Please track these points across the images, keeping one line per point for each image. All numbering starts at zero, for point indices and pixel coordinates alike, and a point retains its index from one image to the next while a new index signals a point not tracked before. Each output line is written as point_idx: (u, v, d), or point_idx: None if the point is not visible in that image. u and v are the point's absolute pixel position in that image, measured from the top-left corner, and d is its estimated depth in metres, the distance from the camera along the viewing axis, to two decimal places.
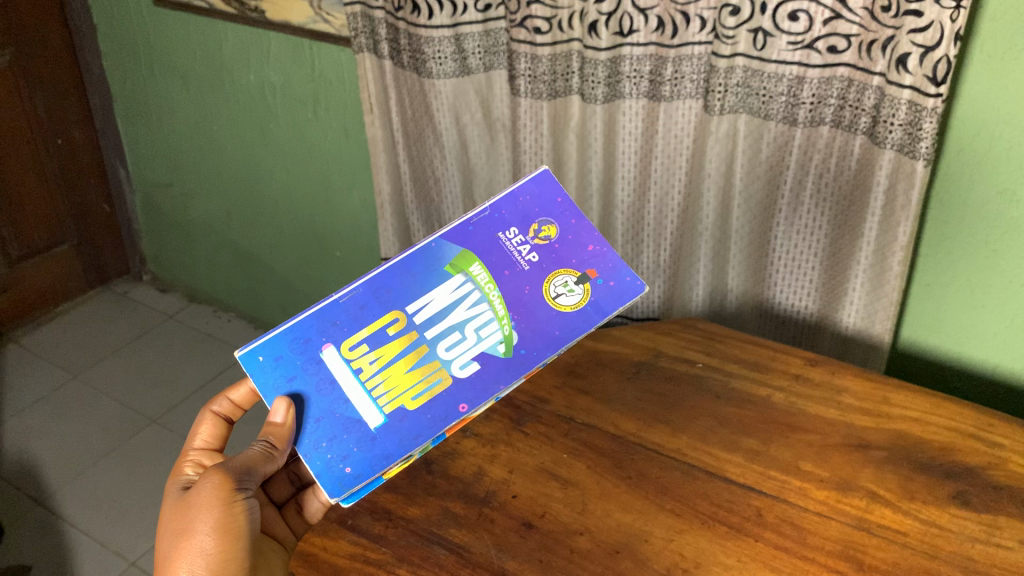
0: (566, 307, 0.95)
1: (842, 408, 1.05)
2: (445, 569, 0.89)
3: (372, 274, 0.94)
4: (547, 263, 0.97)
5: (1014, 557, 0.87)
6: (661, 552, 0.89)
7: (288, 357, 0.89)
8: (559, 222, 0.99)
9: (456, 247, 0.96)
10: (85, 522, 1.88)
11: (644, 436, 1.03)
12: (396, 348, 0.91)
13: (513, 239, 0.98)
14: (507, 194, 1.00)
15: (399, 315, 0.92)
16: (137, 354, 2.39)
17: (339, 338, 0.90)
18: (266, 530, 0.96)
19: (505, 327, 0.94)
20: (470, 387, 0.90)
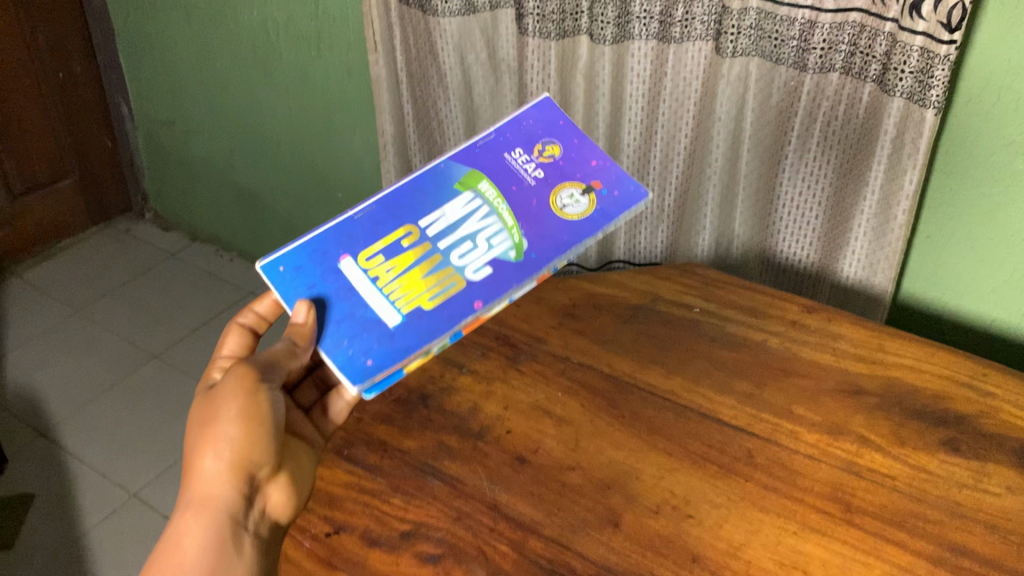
0: (574, 215, 0.95)
1: (836, 354, 1.06)
2: (439, 498, 0.90)
3: (384, 194, 0.95)
4: (552, 178, 0.98)
5: (1001, 503, 0.88)
6: (652, 489, 0.90)
7: (308, 266, 0.89)
8: (561, 142, 1.01)
9: (465, 167, 0.97)
10: (87, 454, 1.90)
11: (639, 377, 1.04)
12: (410, 256, 0.90)
13: (518, 158, 0.99)
14: (511, 120, 1.02)
15: (413, 228, 0.92)
16: (139, 290, 2.40)
17: (357, 250, 0.90)
18: (293, 429, 0.90)
19: (516, 235, 0.93)
20: (486, 286, 0.88)
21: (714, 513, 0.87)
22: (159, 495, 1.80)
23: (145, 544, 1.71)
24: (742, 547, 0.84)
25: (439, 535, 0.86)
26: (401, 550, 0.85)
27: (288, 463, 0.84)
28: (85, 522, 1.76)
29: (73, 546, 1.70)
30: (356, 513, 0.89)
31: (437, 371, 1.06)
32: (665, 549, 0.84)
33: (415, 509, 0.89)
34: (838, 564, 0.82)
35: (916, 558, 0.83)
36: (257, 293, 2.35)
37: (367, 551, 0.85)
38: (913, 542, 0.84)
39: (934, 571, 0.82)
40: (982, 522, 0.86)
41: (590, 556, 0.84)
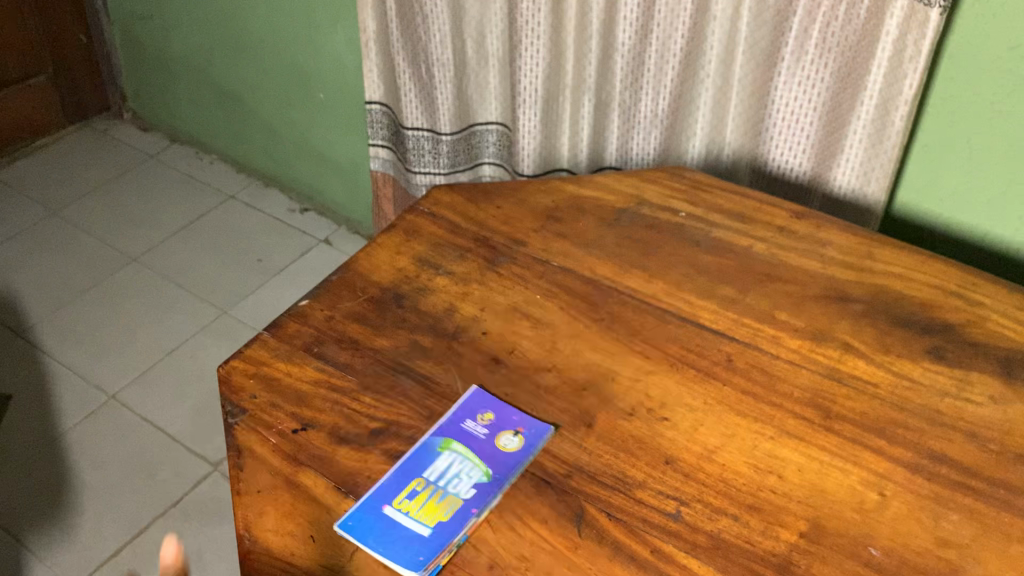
0: (527, 438, 0.84)
1: (823, 261, 1.03)
2: (410, 398, 0.87)
3: (382, 478, 0.79)
4: (504, 431, 0.84)
5: (983, 412, 0.86)
6: (628, 392, 0.88)
7: (365, 527, 0.75)
8: (497, 407, 0.87)
9: (441, 441, 0.83)
10: (64, 355, 1.83)
11: (620, 281, 1.01)
12: (425, 504, 0.78)
13: (474, 431, 0.84)
14: (463, 404, 0.87)
15: (419, 482, 0.79)
16: (118, 191, 2.29)
17: (382, 509, 0.77)
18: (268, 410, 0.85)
19: (505, 446, 0.83)
20: (497, 481, 0.80)
21: (690, 416, 0.86)
22: (139, 397, 1.74)
23: (125, 447, 1.65)
24: (717, 450, 0.83)
25: (408, 434, 0.84)
26: (369, 448, 0.83)
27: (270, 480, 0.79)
28: (64, 423, 1.69)
29: (52, 446, 1.64)
30: (324, 410, 0.86)
31: (412, 270, 1.02)
32: (639, 451, 0.83)
33: (385, 408, 0.86)
34: (813, 470, 0.81)
35: (892, 465, 0.82)
36: (238, 196, 2.27)
37: (335, 449, 0.82)
38: (891, 449, 0.83)
39: (911, 477, 0.81)
40: (962, 430, 0.84)
41: (563, 456, 0.82)
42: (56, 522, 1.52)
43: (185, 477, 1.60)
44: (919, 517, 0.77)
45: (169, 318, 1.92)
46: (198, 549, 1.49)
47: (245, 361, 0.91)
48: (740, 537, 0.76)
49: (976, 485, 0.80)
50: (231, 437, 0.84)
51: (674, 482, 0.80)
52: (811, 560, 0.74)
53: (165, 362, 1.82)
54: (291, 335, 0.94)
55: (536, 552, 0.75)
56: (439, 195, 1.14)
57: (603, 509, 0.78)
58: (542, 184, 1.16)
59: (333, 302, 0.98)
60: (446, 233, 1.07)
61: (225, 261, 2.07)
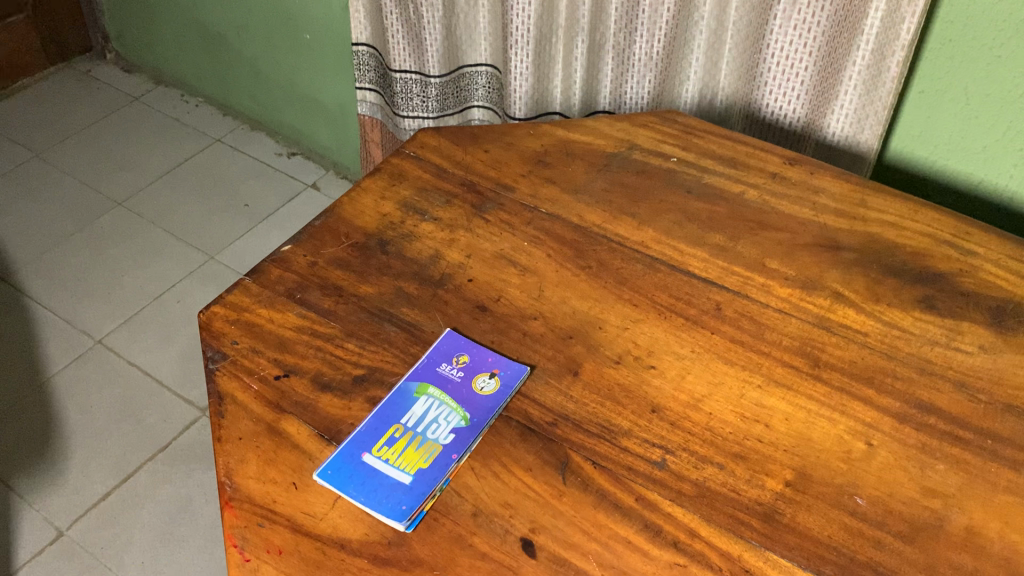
0: (503, 378, 0.83)
1: (816, 209, 1.01)
2: (394, 345, 0.86)
3: (358, 428, 0.79)
4: (480, 374, 0.84)
5: (972, 361, 0.85)
6: (615, 340, 0.87)
7: (344, 477, 0.75)
8: (471, 348, 0.86)
9: (417, 388, 0.82)
10: (50, 300, 1.81)
11: (609, 228, 0.99)
12: (404, 451, 0.77)
13: (450, 374, 0.84)
14: (436, 348, 0.86)
15: (397, 431, 0.79)
16: (102, 134, 2.24)
17: (360, 458, 0.76)
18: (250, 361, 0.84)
19: (480, 387, 0.83)
20: (475, 423, 0.80)
21: (677, 365, 0.85)
22: (126, 342, 1.73)
23: (113, 392, 1.64)
24: (704, 399, 0.82)
25: (392, 381, 0.83)
26: (352, 395, 0.82)
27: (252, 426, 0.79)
28: (51, 367, 1.68)
29: (40, 391, 1.63)
30: (307, 357, 0.85)
31: (397, 216, 1.00)
32: (625, 400, 0.82)
33: (369, 355, 0.85)
34: (801, 419, 0.81)
35: (880, 414, 0.81)
36: (224, 140, 2.22)
37: (318, 396, 0.81)
38: (879, 399, 0.82)
39: (898, 427, 0.80)
40: (951, 380, 0.84)
41: (548, 404, 0.81)
42: (45, 467, 1.51)
43: (174, 423, 1.59)
44: (906, 467, 0.77)
45: (155, 263, 1.90)
46: (187, 494, 1.48)
47: (227, 307, 0.89)
48: (725, 486, 0.75)
49: (963, 435, 0.80)
50: (212, 383, 0.83)
51: (660, 430, 0.79)
52: (797, 509, 0.74)
53: (152, 307, 1.80)
54: (274, 281, 0.92)
55: (521, 499, 0.74)
56: (426, 139, 1.12)
57: (588, 458, 0.77)
58: (531, 128, 1.14)
59: (317, 248, 0.96)
60: (432, 178, 1.05)
61: (211, 206, 2.04)
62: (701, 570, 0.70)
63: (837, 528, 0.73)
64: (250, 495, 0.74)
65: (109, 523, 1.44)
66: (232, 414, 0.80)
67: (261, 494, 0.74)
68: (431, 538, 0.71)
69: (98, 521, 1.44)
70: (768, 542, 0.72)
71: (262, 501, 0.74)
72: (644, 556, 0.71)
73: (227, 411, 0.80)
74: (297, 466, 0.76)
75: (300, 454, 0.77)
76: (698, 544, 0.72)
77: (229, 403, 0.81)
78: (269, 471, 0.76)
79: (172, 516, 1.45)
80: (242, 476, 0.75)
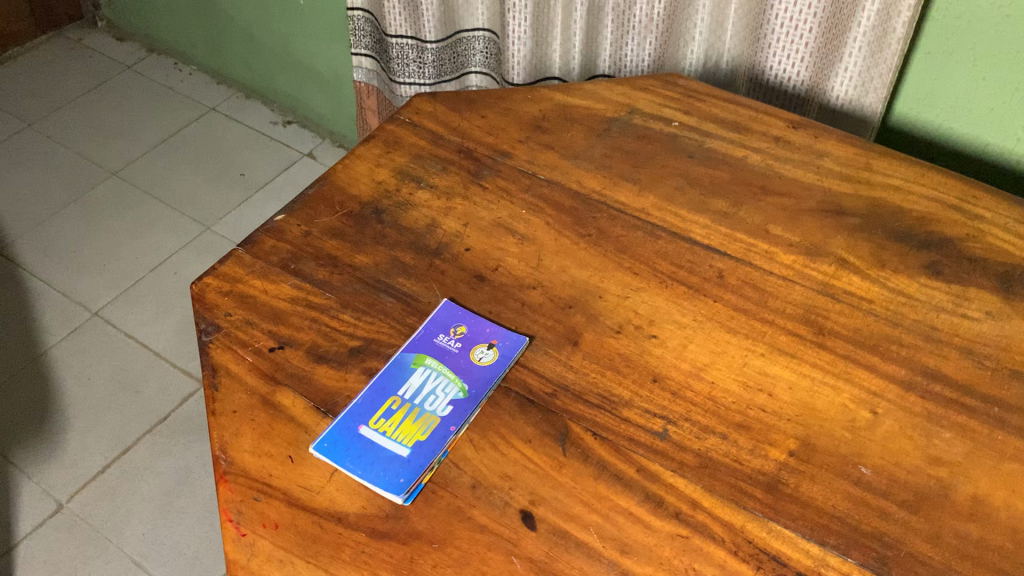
0: (501, 350, 0.82)
1: (820, 173, 0.99)
2: (391, 316, 0.85)
3: (355, 400, 0.77)
4: (478, 345, 0.82)
5: (979, 328, 0.84)
6: (615, 309, 0.86)
7: (340, 451, 0.74)
8: (469, 319, 0.84)
9: (414, 360, 0.81)
10: (45, 272, 1.79)
11: (609, 194, 0.97)
12: (401, 423, 0.76)
13: (447, 345, 0.82)
14: (433, 319, 0.84)
15: (394, 403, 0.77)
16: (95, 103, 2.20)
17: (357, 431, 0.75)
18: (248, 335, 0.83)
19: (479, 358, 0.81)
20: (473, 394, 0.78)
21: (679, 333, 0.84)
22: (123, 314, 1.71)
23: (110, 365, 1.62)
24: (706, 368, 0.81)
25: (389, 353, 0.81)
26: (348, 367, 0.80)
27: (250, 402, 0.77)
28: (47, 340, 1.67)
29: (37, 364, 1.62)
30: (302, 329, 0.83)
31: (392, 184, 0.98)
32: (626, 370, 0.80)
33: (366, 326, 0.84)
34: (805, 388, 0.79)
35: (885, 382, 0.80)
36: (219, 109, 2.19)
37: (313, 368, 0.80)
38: (884, 366, 0.81)
39: (904, 395, 0.79)
40: (958, 347, 0.82)
41: (548, 374, 0.80)
42: (43, 440, 1.51)
43: (172, 394, 1.58)
44: (912, 435, 0.76)
45: (151, 233, 1.88)
46: (186, 466, 1.48)
47: (220, 279, 0.88)
48: (727, 456, 0.74)
49: (970, 402, 0.78)
50: (206, 356, 0.81)
51: (662, 400, 0.78)
52: (801, 479, 0.73)
53: (148, 278, 1.78)
54: (267, 252, 0.91)
55: (520, 471, 0.73)
56: (421, 105, 1.09)
57: (588, 429, 0.76)
58: (529, 92, 1.11)
59: (311, 217, 0.94)
60: (428, 145, 1.03)
61: (206, 176, 2.01)
62: (703, 541, 0.69)
63: (841, 498, 0.72)
64: (246, 469, 0.73)
65: (109, 495, 1.43)
66: (227, 387, 0.79)
67: (257, 468, 0.73)
68: (430, 511, 0.70)
69: (97, 493, 1.43)
70: (771, 512, 0.71)
71: (257, 475, 0.73)
72: (646, 528, 0.70)
73: (221, 384, 0.79)
74: (293, 440, 0.75)
75: (295, 428, 0.76)
76: (700, 515, 0.71)
77: (223, 375, 0.80)
78: (265, 444, 0.75)
79: (172, 488, 1.45)
80: (237, 450, 0.74)
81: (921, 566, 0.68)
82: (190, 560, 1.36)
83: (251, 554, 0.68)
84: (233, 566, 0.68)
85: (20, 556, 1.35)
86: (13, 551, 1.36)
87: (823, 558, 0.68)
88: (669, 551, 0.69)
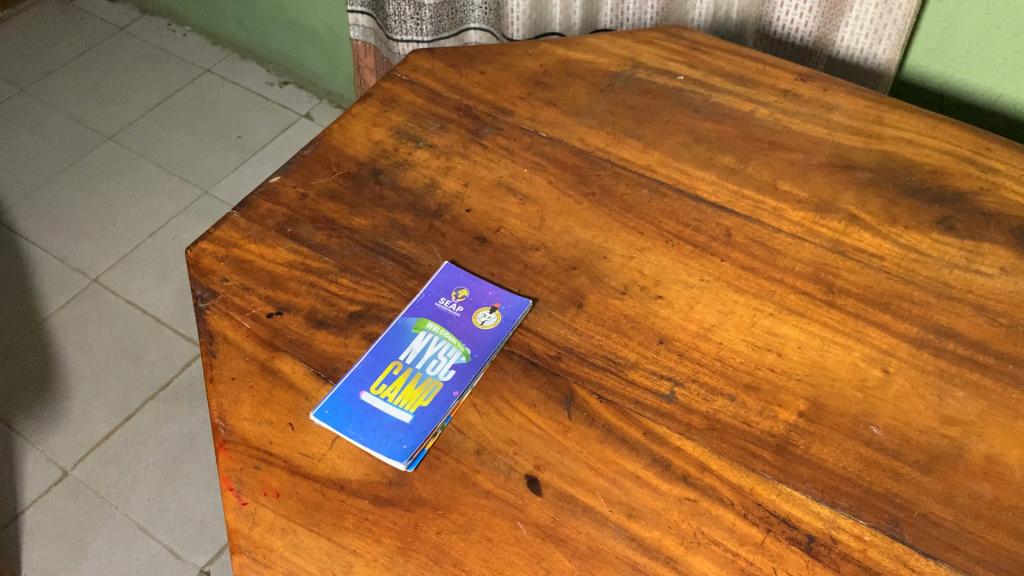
0: (502, 315, 0.80)
1: (830, 127, 0.96)
2: (391, 280, 0.83)
3: (357, 365, 0.76)
4: (480, 310, 0.80)
5: (992, 284, 0.82)
6: (620, 270, 0.84)
7: (343, 416, 0.72)
8: (472, 284, 0.82)
9: (416, 325, 0.79)
10: (43, 239, 1.77)
11: (613, 151, 0.95)
12: (404, 388, 0.75)
13: (450, 310, 0.80)
14: (436, 284, 0.82)
15: (397, 367, 0.76)
16: (88, 66, 2.17)
17: (359, 396, 0.74)
18: (242, 304, 0.81)
19: (481, 323, 0.79)
20: (475, 359, 0.77)
21: (685, 294, 0.82)
22: (122, 280, 1.70)
23: (111, 332, 1.61)
24: (714, 328, 0.79)
25: (390, 317, 0.80)
26: (348, 332, 0.79)
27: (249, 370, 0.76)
28: (47, 307, 1.65)
29: (38, 332, 1.61)
30: (301, 294, 0.81)
31: (390, 143, 0.96)
32: (632, 331, 0.79)
33: (365, 291, 0.82)
34: (814, 347, 0.78)
35: (896, 340, 0.78)
36: (214, 70, 2.15)
37: (313, 333, 0.79)
38: (896, 324, 0.79)
39: (916, 353, 0.77)
40: (971, 304, 0.81)
41: (552, 337, 0.78)
42: (46, 408, 1.50)
43: (174, 361, 1.57)
44: (924, 395, 0.74)
45: (148, 198, 1.85)
46: (190, 432, 1.47)
47: (215, 244, 0.86)
48: (736, 418, 0.73)
49: (983, 360, 0.77)
50: (202, 322, 0.80)
51: (668, 361, 0.77)
52: (811, 441, 0.71)
53: (147, 244, 1.76)
54: (263, 215, 0.89)
55: (525, 436, 0.72)
56: (418, 62, 1.06)
57: (593, 392, 0.74)
58: (529, 47, 1.08)
59: (307, 179, 0.92)
60: (426, 103, 1.00)
61: (203, 139, 1.98)
62: (712, 505, 0.68)
63: (852, 459, 0.70)
64: (246, 437, 0.72)
65: (114, 462, 1.43)
66: (225, 354, 0.77)
67: (257, 436, 0.72)
68: (433, 478, 0.69)
69: (102, 460, 1.43)
70: (781, 474, 0.69)
71: (258, 443, 0.71)
72: (653, 492, 0.69)
73: (219, 350, 0.78)
74: (293, 407, 0.73)
75: (295, 394, 0.74)
76: (709, 478, 0.69)
77: (220, 342, 0.78)
78: (264, 412, 0.73)
79: (176, 454, 1.44)
80: (236, 418, 0.73)
81: (934, 527, 0.66)
82: (197, 525, 1.36)
83: (253, 524, 0.67)
84: (235, 536, 0.67)
85: (26, 524, 1.35)
86: (19, 520, 1.36)
87: (833, 520, 0.67)
88: (677, 514, 0.68)
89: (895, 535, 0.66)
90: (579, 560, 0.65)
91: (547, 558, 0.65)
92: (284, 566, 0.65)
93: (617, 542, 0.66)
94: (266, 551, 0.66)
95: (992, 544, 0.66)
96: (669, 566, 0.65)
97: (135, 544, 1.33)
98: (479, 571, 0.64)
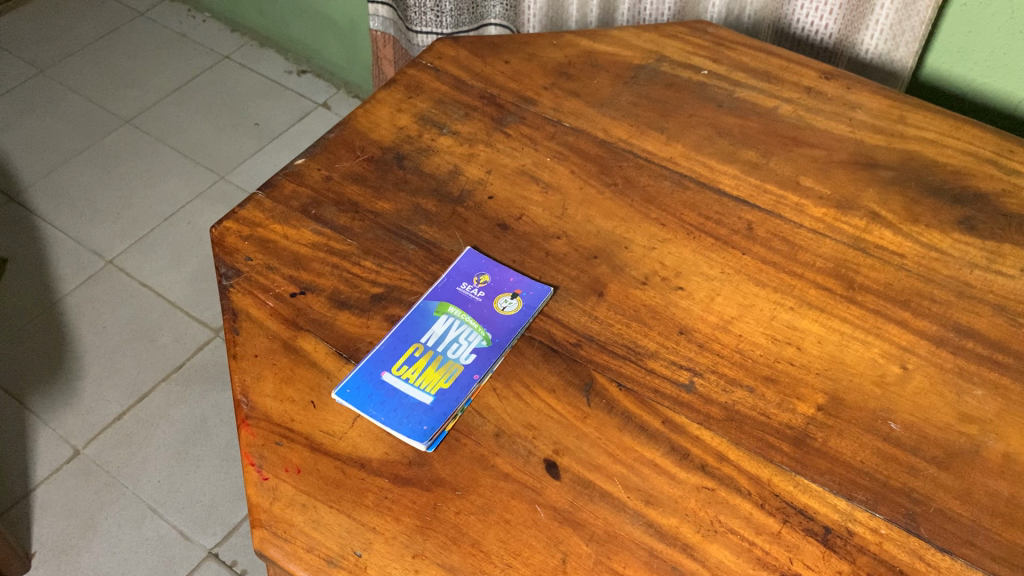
0: (516, 308, 0.80)
1: (853, 126, 0.96)
2: (413, 264, 0.83)
3: (381, 346, 0.76)
4: (497, 297, 0.81)
5: (1012, 285, 0.82)
6: (641, 260, 0.84)
7: (367, 395, 0.73)
8: (492, 273, 0.83)
9: (436, 309, 0.79)
10: (58, 219, 1.78)
11: (636, 143, 0.95)
12: (426, 369, 0.75)
13: (470, 297, 0.81)
14: (457, 272, 0.82)
15: (419, 348, 0.76)
16: (108, 50, 2.17)
17: (383, 372, 0.74)
18: (264, 286, 0.81)
19: (501, 310, 0.80)
20: (493, 347, 0.77)
21: (706, 286, 0.82)
22: (136, 262, 1.70)
23: (125, 313, 1.62)
24: (733, 321, 0.79)
25: (412, 300, 0.80)
26: (370, 314, 0.79)
27: (274, 353, 0.76)
28: (62, 287, 1.66)
29: (52, 311, 1.62)
30: (324, 274, 0.82)
31: (414, 129, 0.96)
32: (651, 322, 0.79)
33: (388, 273, 0.82)
34: (834, 342, 0.78)
35: (916, 337, 0.78)
36: (232, 57, 2.16)
37: (335, 313, 0.79)
38: (915, 321, 0.79)
39: (935, 350, 0.77)
40: (991, 304, 0.81)
41: (572, 325, 0.79)
42: (60, 387, 1.51)
43: (187, 343, 1.58)
44: (942, 391, 0.75)
45: (164, 182, 1.86)
46: (201, 415, 1.48)
47: (240, 223, 0.86)
48: (754, 410, 0.73)
49: (1002, 359, 0.77)
50: (226, 300, 0.80)
51: (689, 352, 0.77)
52: (829, 434, 0.72)
53: (162, 227, 1.77)
54: (288, 196, 0.89)
55: (544, 420, 0.72)
56: (443, 50, 1.07)
57: (613, 379, 0.75)
58: (554, 38, 1.09)
59: (331, 162, 0.93)
60: (450, 90, 1.01)
61: (219, 124, 1.99)
62: (729, 494, 0.68)
63: (870, 453, 0.71)
64: (268, 413, 0.72)
65: (125, 442, 1.44)
66: (247, 331, 0.78)
67: (279, 413, 0.72)
68: (453, 458, 0.70)
69: (113, 440, 1.44)
70: (798, 466, 0.70)
71: (280, 421, 0.72)
72: (671, 479, 0.69)
73: (242, 328, 0.78)
74: (315, 385, 0.74)
75: (317, 373, 0.75)
76: (727, 468, 0.70)
77: (243, 320, 0.79)
78: (286, 389, 0.74)
79: (187, 436, 1.45)
80: (258, 395, 0.73)
81: (949, 522, 0.67)
82: (206, 507, 1.36)
83: (274, 499, 0.68)
84: (256, 509, 0.67)
85: (36, 501, 1.36)
86: (30, 496, 1.37)
87: (850, 513, 0.67)
88: (695, 502, 0.68)
89: (910, 529, 0.66)
90: (597, 544, 0.65)
91: (565, 541, 0.65)
92: (304, 541, 0.65)
93: (634, 528, 0.66)
94: (287, 526, 0.66)
95: (1007, 541, 0.66)
96: (686, 552, 0.65)
97: (145, 524, 1.34)
98: (497, 550, 0.65)
